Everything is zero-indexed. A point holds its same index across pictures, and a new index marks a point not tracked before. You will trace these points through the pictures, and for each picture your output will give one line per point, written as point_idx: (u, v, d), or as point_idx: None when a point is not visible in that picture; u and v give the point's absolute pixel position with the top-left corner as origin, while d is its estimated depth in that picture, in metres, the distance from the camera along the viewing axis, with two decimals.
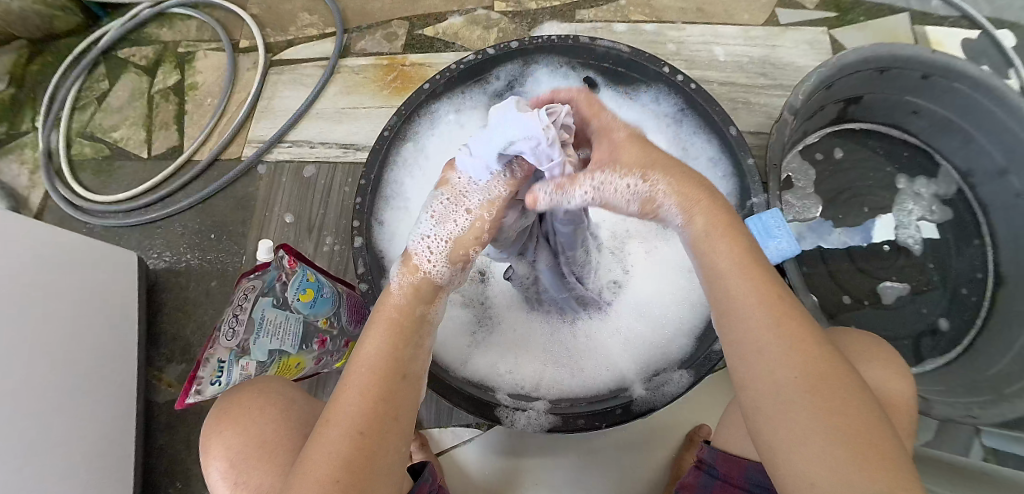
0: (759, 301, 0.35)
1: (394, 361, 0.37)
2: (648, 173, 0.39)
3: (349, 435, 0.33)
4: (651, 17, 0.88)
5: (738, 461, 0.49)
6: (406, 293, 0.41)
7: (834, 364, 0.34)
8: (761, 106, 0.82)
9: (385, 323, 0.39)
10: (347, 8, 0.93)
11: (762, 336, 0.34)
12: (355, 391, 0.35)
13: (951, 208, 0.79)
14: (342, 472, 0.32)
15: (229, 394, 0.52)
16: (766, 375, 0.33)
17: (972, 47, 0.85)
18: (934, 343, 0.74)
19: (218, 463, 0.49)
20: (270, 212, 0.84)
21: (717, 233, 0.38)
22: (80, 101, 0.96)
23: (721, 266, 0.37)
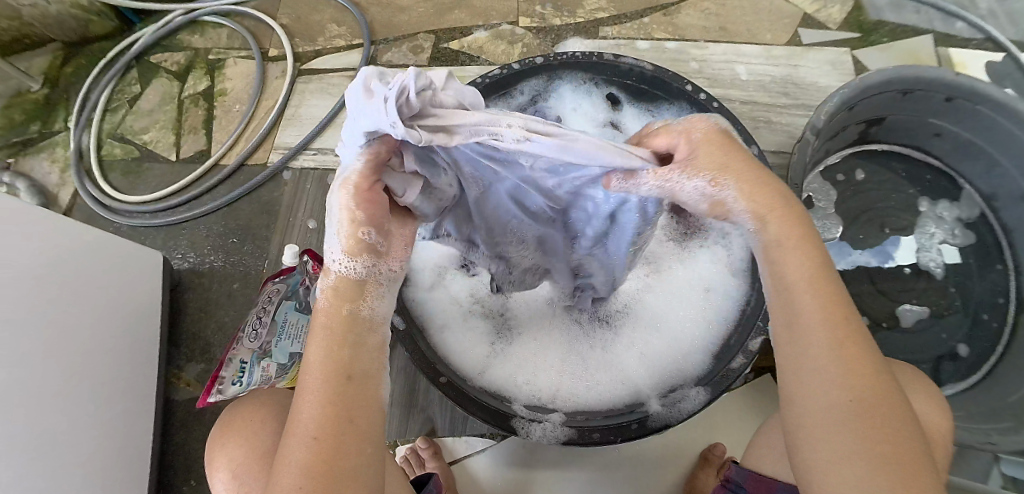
0: (823, 318, 0.35)
1: (338, 360, 0.34)
2: (721, 177, 0.37)
3: (304, 442, 0.32)
4: (674, 35, 0.89)
5: (768, 482, 0.50)
6: (328, 294, 0.36)
7: (886, 387, 0.34)
8: (783, 126, 0.82)
9: (320, 325, 0.35)
10: (375, 21, 0.95)
11: (821, 352, 0.34)
12: (309, 398, 0.33)
13: (973, 231, 0.79)
14: (304, 482, 0.31)
15: (231, 409, 0.53)
16: (820, 391, 0.34)
17: (997, 70, 0.84)
18: (953, 368, 0.73)
19: (222, 475, 0.50)
20: (293, 218, 0.85)
21: (789, 245, 0.37)
22: (112, 103, 0.98)
23: (790, 276, 0.37)
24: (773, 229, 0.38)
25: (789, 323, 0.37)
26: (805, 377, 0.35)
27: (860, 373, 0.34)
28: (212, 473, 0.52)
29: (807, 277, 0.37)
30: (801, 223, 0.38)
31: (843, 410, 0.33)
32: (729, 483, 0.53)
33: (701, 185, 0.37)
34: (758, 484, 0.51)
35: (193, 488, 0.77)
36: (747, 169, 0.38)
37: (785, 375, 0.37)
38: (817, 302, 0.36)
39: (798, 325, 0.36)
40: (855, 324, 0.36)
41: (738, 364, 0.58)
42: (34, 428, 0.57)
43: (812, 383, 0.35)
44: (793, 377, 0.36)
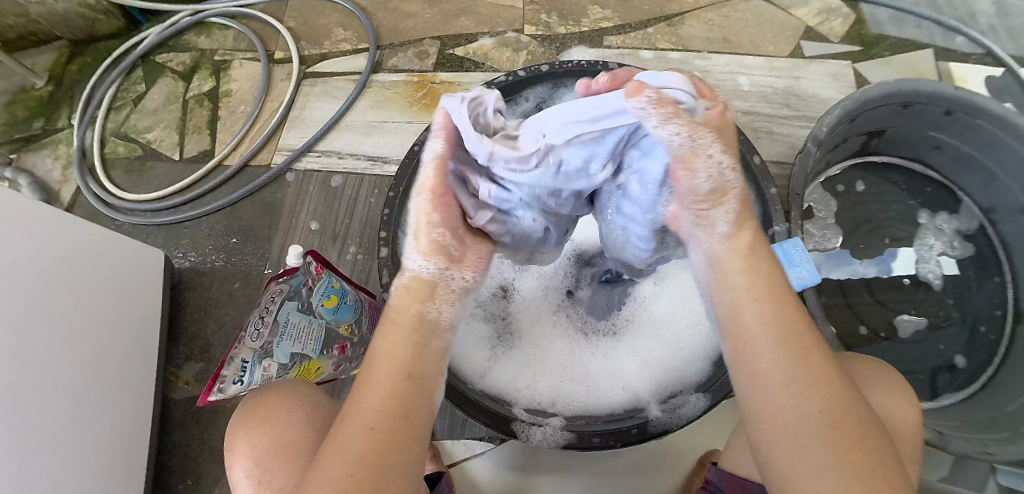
0: (782, 332, 0.37)
1: (405, 361, 0.39)
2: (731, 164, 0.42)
3: (362, 431, 0.35)
4: (678, 45, 0.90)
5: (742, 482, 0.51)
6: (403, 295, 0.42)
7: (850, 396, 0.35)
8: (784, 136, 0.83)
9: (393, 327, 0.41)
10: (381, 26, 0.96)
11: (785, 365, 0.36)
12: (373, 389, 0.37)
13: (972, 243, 0.79)
14: (355, 468, 0.33)
15: (253, 395, 0.53)
16: (791, 404, 0.34)
17: (996, 85, 0.85)
18: (950, 379, 0.73)
19: (241, 463, 0.50)
20: (295, 219, 0.85)
21: (761, 252, 0.42)
22: (117, 101, 0.99)
23: (754, 289, 0.40)
24: (736, 238, 0.42)
25: (746, 341, 0.38)
26: (774, 390, 0.35)
27: (825, 383, 0.35)
28: (230, 461, 0.51)
29: (765, 293, 0.39)
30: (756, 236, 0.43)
31: (814, 421, 0.33)
32: (708, 484, 0.55)
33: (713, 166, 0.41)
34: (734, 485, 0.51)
35: (188, 488, 0.77)
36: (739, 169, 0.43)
37: (750, 394, 0.37)
38: (775, 318, 0.38)
39: (759, 341, 0.37)
40: (813, 337, 0.37)
41: None
42: (36, 423, 0.57)
43: (781, 396, 0.35)
44: (760, 393, 0.36)
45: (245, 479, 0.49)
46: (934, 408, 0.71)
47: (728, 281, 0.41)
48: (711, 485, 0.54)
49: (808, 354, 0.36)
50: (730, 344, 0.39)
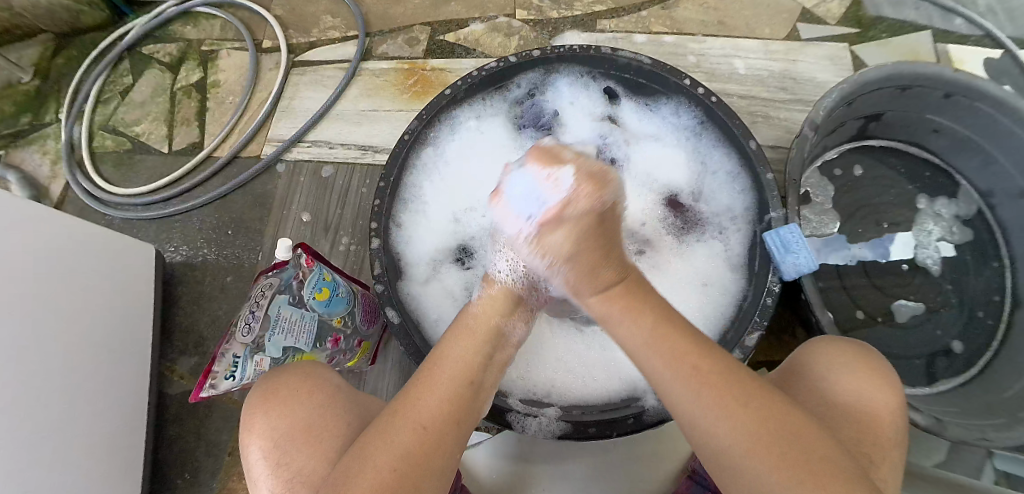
0: (677, 373, 0.38)
1: (471, 366, 0.43)
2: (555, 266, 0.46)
3: (415, 428, 0.37)
4: (672, 29, 0.89)
5: None
6: (483, 305, 0.48)
7: (763, 406, 0.36)
8: (780, 121, 0.82)
9: (463, 331, 0.45)
10: (370, 12, 0.94)
11: (692, 399, 0.37)
12: (434, 389, 0.40)
13: (970, 228, 0.79)
14: (399, 462, 0.35)
15: (269, 377, 0.51)
16: (717, 437, 0.36)
17: (995, 66, 0.84)
18: (948, 364, 0.73)
19: (257, 444, 0.47)
20: (287, 211, 0.84)
21: (617, 314, 0.43)
22: (104, 94, 0.97)
23: (637, 342, 0.41)
24: (600, 305, 0.45)
25: (658, 382, 0.40)
26: (698, 427, 0.37)
27: (737, 405, 0.36)
28: (244, 444, 0.48)
29: (650, 335, 0.41)
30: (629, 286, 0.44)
31: (741, 449, 0.35)
32: (693, 475, 0.63)
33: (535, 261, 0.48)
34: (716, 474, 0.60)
35: (185, 483, 0.77)
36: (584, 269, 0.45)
37: (688, 431, 0.38)
38: (665, 363, 0.39)
39: (664, 384, 0.39)
40: (711, 363, 0.39)
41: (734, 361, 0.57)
42: (30, 422, 0.57)
43: (708, 431, 0.36)
44: (692, 430, 0.38)
45: (262, 461, 0.46)
46: (931, 394, 0.71)
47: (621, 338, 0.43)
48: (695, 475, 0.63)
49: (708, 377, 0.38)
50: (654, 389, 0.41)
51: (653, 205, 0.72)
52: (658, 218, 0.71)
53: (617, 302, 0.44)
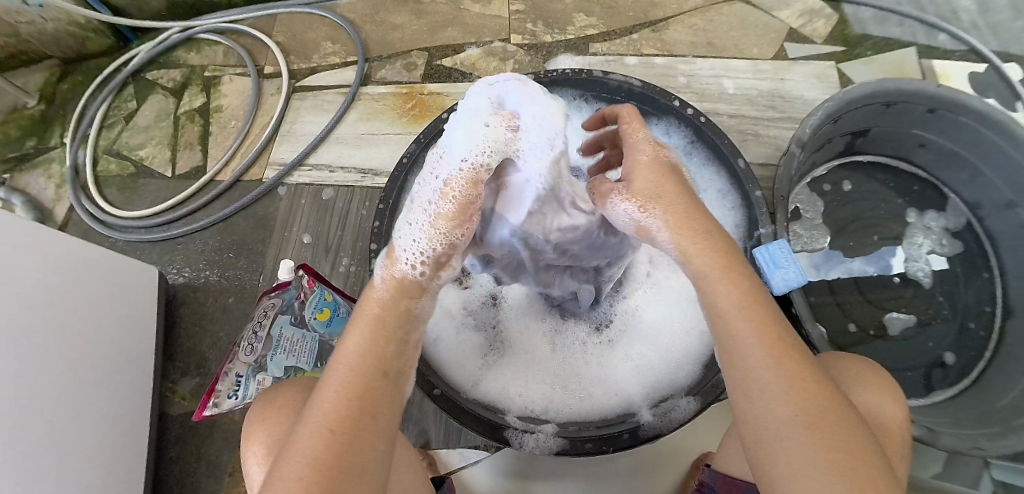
0: (760, 341, 0.36)
1: (374, 358, 0.38)
2: (648, 204, 0.43)
3: (321, 432, 0.34)
4: (663, 51, 0.91)
5: (736, 483, 0.49)
6: (388, 288, 0.41)
7: (824, 394, 0.35)
8: (770, 138, 0.84)
9: (368, 320, 0.40)
10: (369, 38, 0.97)
11: (762, 374, 0.36)
12: (331, 388, 0.36)
13: (960, 240, 0.80)
14: (309, 470, 0.33)
15: (271, 391, 0.54)
16: (768, 412, 0.35)
17: (979, 81, 0.86)
18: (942, 375, 0.74)
19: (257, 453, 0.51)
20: (288, 233, 0.86)
21: (717, 272, 0.40)
22: (108, 119, 0.99)
23: (724, 303, 0.38)
24: (695, 261, 0.41)
25: (729, 347, 0.38)
26: (751, 398, 0.36)
27: (802, 387, 0.35)
28: (247, 451, 0.52)
29: (737, 303, 0.38)
30: (723, 242, 0.42)
31: (791, 429, 0.34)
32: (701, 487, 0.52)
33: (627, 207, 0.44)
34: (728, 486, 0.50)
35: None
36: (677, 203, 0.42)
37: (737, 401, 0.37)
38: (746, 331, 0.37)
39: (736, 350, 0.37)
40: (789, 341, 0.37)
41: None
42: (33, 444, 0.57)
43: (760, 405, 0.35)
44: (741, 399, 0.37)
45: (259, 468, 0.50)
46: (927, 404, 0.72)
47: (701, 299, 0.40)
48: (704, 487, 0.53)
49: (784, 358, 0.36)
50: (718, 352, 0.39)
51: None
52: None
53: (716, 253, 0.41)
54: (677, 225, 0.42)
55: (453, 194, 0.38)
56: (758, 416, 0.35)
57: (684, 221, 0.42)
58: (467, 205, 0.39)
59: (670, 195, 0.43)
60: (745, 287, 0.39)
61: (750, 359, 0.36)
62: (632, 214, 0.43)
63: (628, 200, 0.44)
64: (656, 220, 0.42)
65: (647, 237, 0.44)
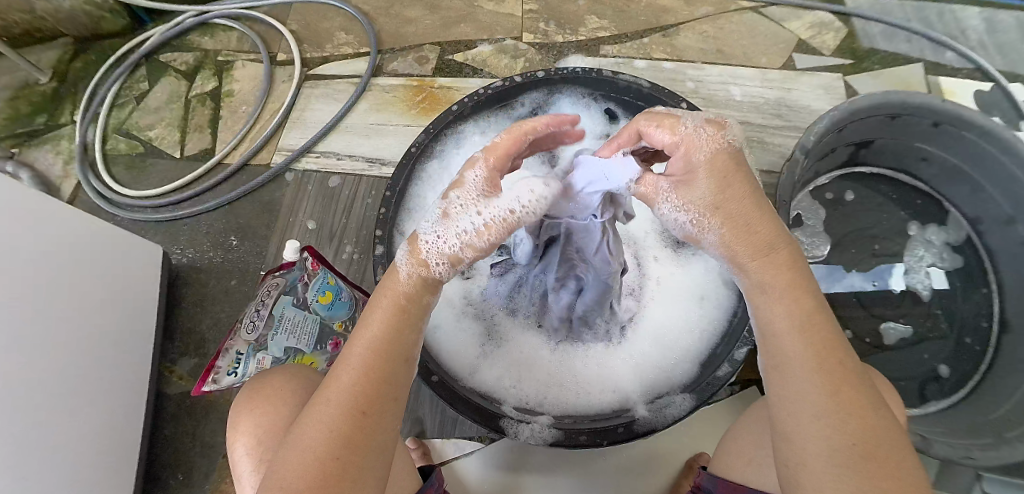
0: (816, 366, 0.34)
1: (397, 344, 0.36)
2: (704, 218, 0.37)
3: (348, 414, 0.34)
4: (672, 56, 0.92)
5: (738, 488, 0.48)
6: (414, 282, 0.38)
7: (880, 423, 0.33)
8: (775, 146, 0.84)
9: (390, 307, 0.37)
10: (382, 30, 0.98)
11: (818, 401, 0.33)
12: (352, 369, 0.35)
13: (960, 255, 0.81)
14: (335, 446, 0.34)
15: (259, 377, 0.55)
16: (820, 437, 0.32)
17: (985, 98, 0.87)
18: (938, 388, 0.74)
19: (244, 442, 0.52)
20: (294, 218, 0.87)
21: (773, 293, 0.36)
22: (119, 99, 1.00)
23: (778, 325, 0.35)
24: (756, 275, 0.36)
25: (780, 367, 0.35)
26: (801, 420, 0.33)
27: (856, 417, 0.32)
28: (233, 439, 0.53)
29: (794, 327, 0.35)
30: (791, 266, 0.36)
31: (843, 458, 0.31)
32: (700, 490, 0.52)
33: (678, 215, 0.38)
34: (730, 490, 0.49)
35: (179, 481, 0.78)
36: (742, 217, 0.36)
37: (781, 417, 0.35)
38: (802, 356, 0.34)
39: (790, 371, 0.34)
40: (850, 364, 0.34)
41: (723, 373, 0.59)
42: (29, 416, 0.58)
43: (811, 428, 0.33)
44: (789, 418, 0.34)
45: (246, 457, 0.51)
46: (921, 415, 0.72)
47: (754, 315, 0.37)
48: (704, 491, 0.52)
49: (843, 386, 0.33)
50: (765, 365, 0.36)
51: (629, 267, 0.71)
52: (657, 231, 0.73)
53: (779, 272, 0.36)
54: (734, 243, 0.37)
55: (489, 236, 0.37)
56: (806, 438, 0.33)
57: (742, 240, 0.36)
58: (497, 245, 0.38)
59: (732, 210, 0.36)
60: (809, 308, 0.35)
61: (804, 385, 0.33)
62: (682, 223, 0.38)
63: (678, 209, 0.37)
64: (710, 235, 0.37)
65: (694, 242, 0.39)
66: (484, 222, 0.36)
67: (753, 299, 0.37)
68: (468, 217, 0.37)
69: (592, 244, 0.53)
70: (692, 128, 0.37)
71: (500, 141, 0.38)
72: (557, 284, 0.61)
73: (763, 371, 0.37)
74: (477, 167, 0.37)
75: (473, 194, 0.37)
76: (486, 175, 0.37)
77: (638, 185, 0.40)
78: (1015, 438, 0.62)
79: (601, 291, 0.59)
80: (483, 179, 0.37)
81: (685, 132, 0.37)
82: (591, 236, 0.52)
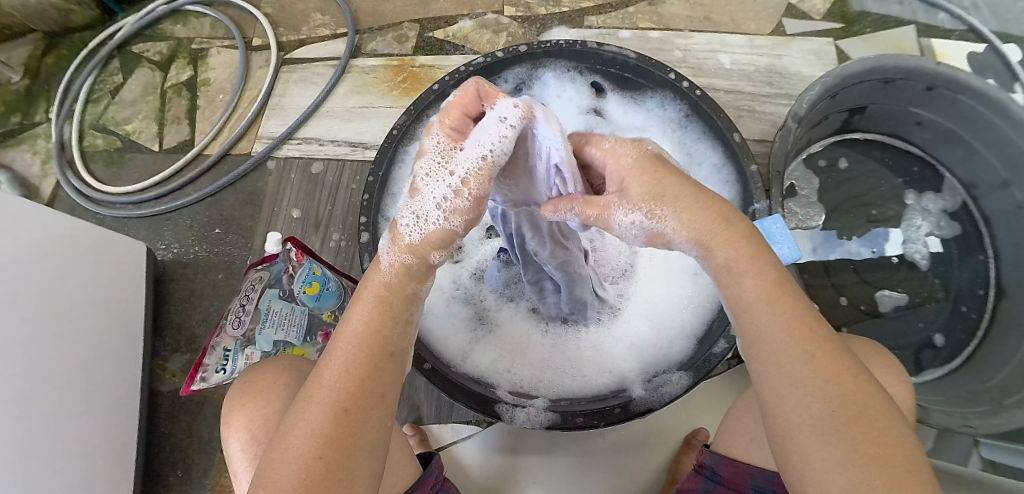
0: (788, 335, 0.32)
1: (381, 337, 0.35)
2: (658, 208, 0.35)
3: (331, 410, 0.33)
4: (659, 25, 0.89)
5: (743, 467, 0.48)
6: (396, 271, 0.36)
7: (861, 387, 0.31)
8: (766, 115, 0.83)
9: (374, 301, 0.36)
10: (359, 10, 0.95)
11: (794, 372, 0.32)
12: (335, 364, 0.34)
13: (957, 222, 0.80)
14: (317, 444, 0.32)
15: (250, 371, 0.54)
16: (801, 408, 0.31)
17: (978, 60, 0.85)
18: (934, 355, 0.74)
19: (237, 437, 0.51)
20: (278, 207, 0.85)
21: (741, 267, 0.34)
22: (94, 94, 0.97)
23: (748, 300, 0.34)
24: (720, 253, 0.34)
25: (755, 342, 0.33)
26: (779, 393, 0.32)
27: (834, 386, 0.31)
28: (227, 436, 0.52)
29: (760, 300, 0.33)
30: (748, 239, 0.35)
31: (824, 427, 0.30)
32: (702, 469, 0.51)
33: (635, 218, 0.35)
34: (733, 470, 0.48)
35: (179, 479, 0.77)
36: (690, 198, 0.35)
37: (760, 390, 0.34)
38: (772, 329, 0.33)
39: (762, 346, 0.33)
40: (826, 332, 0.33)
41: (720, 349, 0.57)
42: (24, 425, 0.57)
43: (789, 399, 0.32)
44: (770, 391, 0.33)
45: (241, 453, 0.50)
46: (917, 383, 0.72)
47: (723, 294, 0.35)
48: (705, 470, 0.51)
49: (818, 353, 0.32)
50: (741, 344, 0.35)
51: (621, 242, 0.71)
52: None
53: (739, 246, 0.34)
54: (695, 224, 0.35)
55: (469, 192, 0.35)
56: (786, 409, 0.32)
57: (702, 218, 0.35)
58: (481, 200, 0.36)
59: (678, 192, 0.35)
60: (777, 280, 0.34)
61: (777, 355, 0.32)
62: (640, 223, 0.35)
63: (632, 211, 0.35)
64: (671, 224, 0.35)
65: (660, 244, 0.37)
66: (459, 181, 0.35)
67: (720, 281, 0.35)
68: (438, 184, 0.35)
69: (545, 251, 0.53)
70: (613, 147, 0.39)
71: (454, 101, 0.37)
72: (534, 286, 0.61)
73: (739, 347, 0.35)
74: (434, 133, 0.36)
75: (437, 162, 0.36)
76: (445, 137, 0.36)
77: (583, 211, 0.37)
78: (1012, 404, 0.63)
79: (570, 287, 0.58)
80: (441, 142, 0.36)
81: (608, 151, 0.38)
82: (543, 243, 0.52)
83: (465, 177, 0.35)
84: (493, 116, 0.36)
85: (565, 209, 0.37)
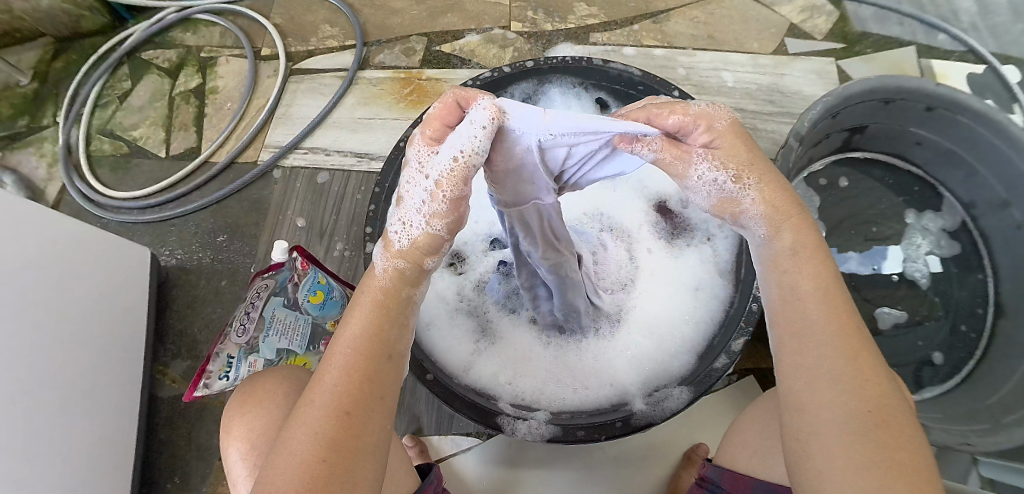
0: (836, 330, 0.33)
1: (379, 340, 0.35)
2: (743, 174, 0.36)
3: (332, 414, 0.33)
4: (663, 42, 0.91)
5: (743, 479, 0.48)
6: (390, 275, 0.36)
7: (892, 392, 0.32)
8: (768, 133, 0.84)
9: (371, 305, 0.36)
10: (367, 23, 0.96)
11: (836, 366, 0.32)
12: (334, 367, 0.34)
13: (957, 241, 0.80)
14: (319, 448, 0.32)
15: (251, 381, 0.54)
16: (835, 404, 0.31)
17: (978, 81, 0.86)
18: (933, 373, 0.74)
19: (237, 447, 0.51)
20: (282, 216, 0.85)
21: (806, 253, 0.36)
22: (102, 99, 0.98)
23: (803, 288, 0.35)
24: (788, 236, 0.36)
25: (800, 332, 0.34)
26: (816, 387, 0.32)
27: (870, 387, 0.32)
28: (226, 445, 0.52)
29: (817, 290, 0.35)
30: (813, 230, 0.37)
31: (857, 425, 0.31)
32: (704, 481, 0.51)
33: (716, 175, 0.36)
34: (735, 482, 0.48)
35: (176, 486, 0.77)
36: (771, 176, 0.37)
37: (791, 386, 0.34)
38: (824, 319, 0.34)
39: (808, 336, 0.34)
40: (865, 336, 0.34)
41: (721, 364, 0.58)
42: (25, 428, 0.57)
43: (826, 394, 0.32)
44: (802, 387, 0.33)
45: (240, 462, 0.50)
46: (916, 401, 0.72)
47: (777, 281, 0.36)
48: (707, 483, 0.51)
49: (860, 353, 0.33)
50: (778, 336, 0.36)
51: (622, 257, 0.72)
52: (651, 223, 0.73)
53: (807, 234, 0.36)
54: (772, 202, 0.36)
55: (443, 193, 0.34)
56: (819, 404, 0.32)
57: (779, 198, 0.37)
58: (460, 201, 0.35)
59: (762, 166, 0.37)
60: (831, 277, 0.35)
61: (823, 347, 0.33)
62: (721, 182, 0.36)
63: (717, 167, 0.36)
64: (751, 194, 0.37)
65: (730, 212, 0.38)
66: (433, 185, 0.34)
67: (778, 264, 0.36)
68: (417, 189, 0.35)
69: (539, 252, 0.52)
70: (701, 106, 0.37)
71: (432, 113, 0.36)
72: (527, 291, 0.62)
73: (776, 342, 0.36)
74: (414, 142, 0.36)
75: (416, 169, 0.35)
76: (423, 145, 0.35)
77: (663, 153, 0.37)
78: (1012, 422, 0.62)
79: (563, 294, 0.58)
80: (420, 151, 0.36)
81: (694, 111, 0.37)
82: (536, 245, 0.51)
83: (439, 181, 0.34)
84: (469, 121, 0.35)
85: (642, 147, 0.37)
